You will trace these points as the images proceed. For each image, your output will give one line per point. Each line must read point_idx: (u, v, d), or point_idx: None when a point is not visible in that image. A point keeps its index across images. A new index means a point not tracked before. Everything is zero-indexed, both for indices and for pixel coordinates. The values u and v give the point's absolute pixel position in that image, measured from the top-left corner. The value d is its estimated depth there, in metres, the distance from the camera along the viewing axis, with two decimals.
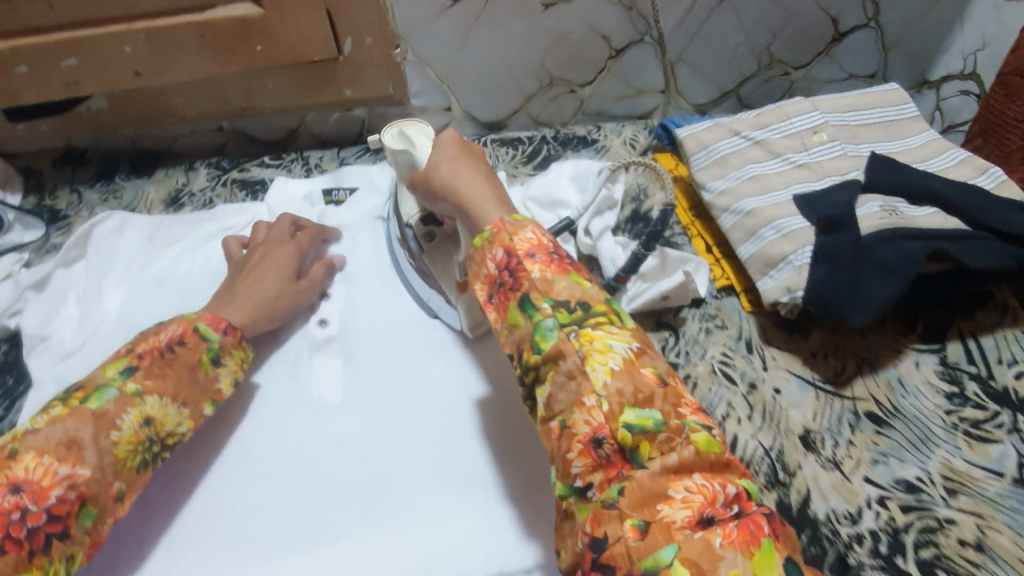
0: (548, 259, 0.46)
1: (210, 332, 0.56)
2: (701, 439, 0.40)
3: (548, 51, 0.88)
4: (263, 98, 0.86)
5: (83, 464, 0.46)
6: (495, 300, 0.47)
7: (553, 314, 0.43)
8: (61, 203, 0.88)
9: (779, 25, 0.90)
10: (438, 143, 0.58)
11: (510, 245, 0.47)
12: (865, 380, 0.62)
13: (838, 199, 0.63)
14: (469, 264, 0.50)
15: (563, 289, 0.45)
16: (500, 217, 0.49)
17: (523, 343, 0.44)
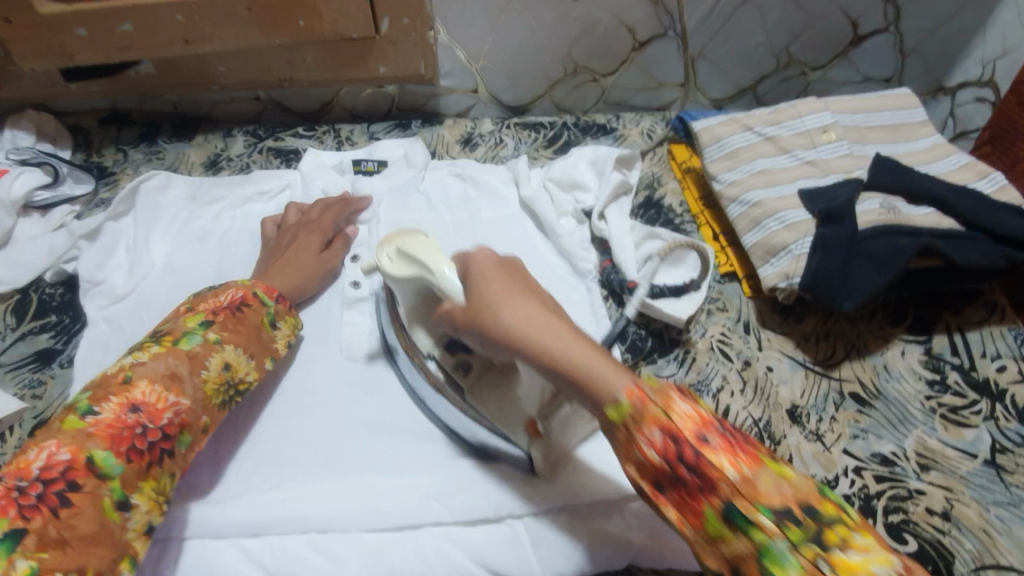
0: (728, 444, 0.39)
1: (266, 297, 0.62)
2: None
3: (576, 41, 0.92)
4: (302, 71, 0.91)
5: (183, 395, 0.52)
6: (685, 504, 0.39)
7: (782, 533, 0.35)
8: (108, 160, 0.93)
9: (800, 24, 0.92)
10: (479, 270, 0.50)
11: (669, 426, 0.39)
12: (853, 364, 0.67)
13: (839, 195, 0.67)
14: (617, 449, 0.43)
15: (771, 490, 0.37)
16: (635, 384, 0.41)
17: (745, 566, 0.36)
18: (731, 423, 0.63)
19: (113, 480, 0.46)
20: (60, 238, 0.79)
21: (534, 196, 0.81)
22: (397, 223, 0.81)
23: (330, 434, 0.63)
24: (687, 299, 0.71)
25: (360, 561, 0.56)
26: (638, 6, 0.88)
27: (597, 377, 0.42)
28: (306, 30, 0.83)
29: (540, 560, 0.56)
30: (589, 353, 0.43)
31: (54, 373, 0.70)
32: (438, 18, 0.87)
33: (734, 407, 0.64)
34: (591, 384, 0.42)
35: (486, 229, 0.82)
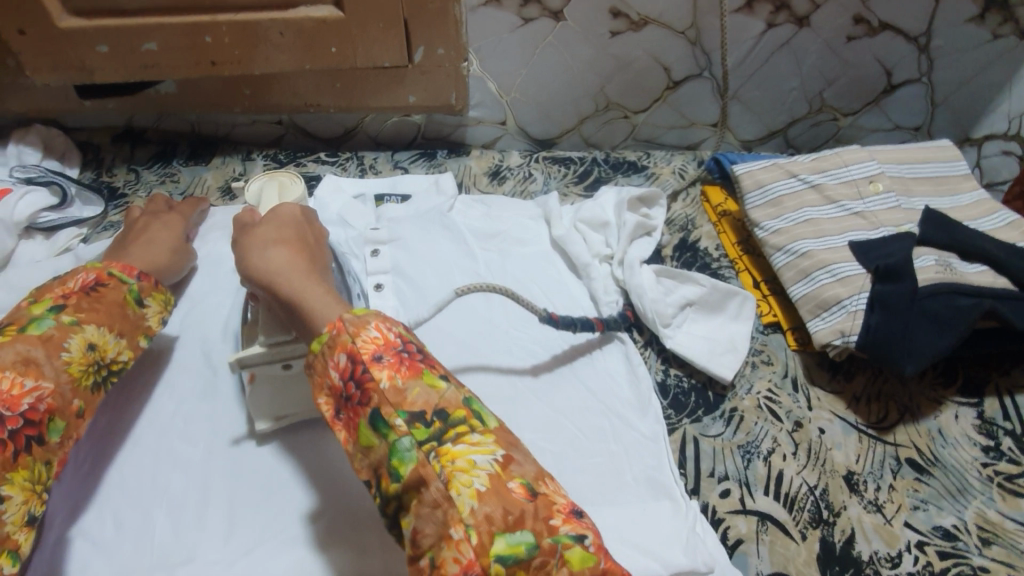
0: (397, 362, 0.43)
1: (125, 276, 0.57)
2: (574, 556, 0.37)
3: (609, 78, 0.90)
4: (329, 96, 0.88)
5: (44, 379, 0.48)
6: (344, 417, 0.44)
7: (408, 433, 0.40)
8: (120, 181, 0.88)
9: (835, 73, 0.92)
10: (278, 218, 0.57)
11: (352, 350, 0.43)
12: (907, 427, 0.64)
13: (893, 249, 0.66)
14: (311, 371, 0.46)
15: (416, 397, 0.42)
16: (341, 316, 0.46)
17: (381, 467, 0.41)
18: (785, 490, 0.58)
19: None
20: (63, 263, 0.74)
21: (566, 235, 0.78)
22: (425, 258, 0.77)
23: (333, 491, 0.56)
24: (730, 351, 0.68)
25: None
26: (674, 45, 0.87)
27: (319, 311, 0.47)
28: (338, 56, 0.80)
29: None
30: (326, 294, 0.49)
31: None
32: (472, 49, 0.85)
33: (787, 472, 0.60)
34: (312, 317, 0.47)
35: (518, 267, 0.78)
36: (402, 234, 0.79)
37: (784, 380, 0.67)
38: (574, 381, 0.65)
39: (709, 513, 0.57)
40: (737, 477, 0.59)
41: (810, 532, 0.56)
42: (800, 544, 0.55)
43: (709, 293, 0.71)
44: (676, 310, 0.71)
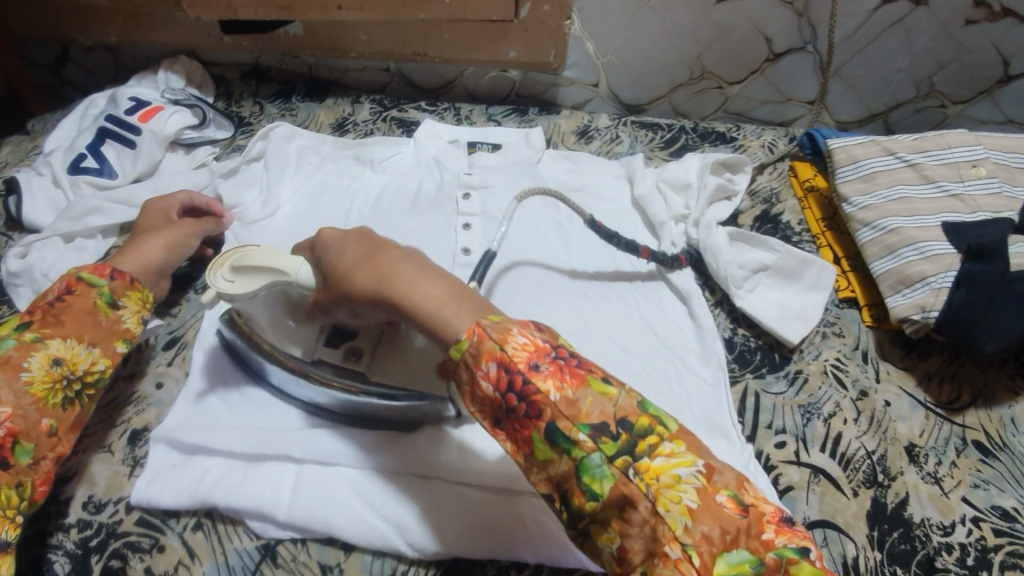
0: (558, 370, 0.41)
1: (96, 278, 0.61)
2: (803, 572, 0.34)
3: (708, 46, 0.91)
4: (436, 46, 0.94)
5: (3, 403, 0.52)
6: (511, 430, 0.42)
7: (598, 448, 0.39)
8: (246, 112, 0.98)
9: (948, 57, 0.88)
10: (331, 245, 0.56)
11: (504, 359, 0.41)
12: (978, 411, 0.64)
13: (988, 231, 0.65)
14: (459, 382, 0.45)
15: (592, 409, 0.40)
16: (476, 322, 0.44)
17: (571, 487, 0.40)
18: (842, 450, 0.60)
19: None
20: (199, 176, 0.85)
21: (646, 195, 0.81)
22: (512, 204, 0.81)
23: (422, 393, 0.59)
24: (801, 319, 0.69)
25: (459, 515, 0.53)
26: (780, 16, 0.86)
27: (442, 315, 0.45)
28: (450, 8, 0.88)
29: None
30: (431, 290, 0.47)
31: (190, 296, 0.72)
32: (575, 9, 0.88)
33: (846, 434, 0.61)
34: (438, 326, 0.45)
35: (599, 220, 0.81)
36: (492, 180, 0.84)
37: (855, 350, 0.68)
38: (643, 328, 0.69)
39: (763, 459, 0.60)
40: (795, 432, 0.61)
41: (863, 492, 0.58)
42: (852, 500, 0.57)
43: (786, 260, 0.72)
44: (750, 275, 0.72)
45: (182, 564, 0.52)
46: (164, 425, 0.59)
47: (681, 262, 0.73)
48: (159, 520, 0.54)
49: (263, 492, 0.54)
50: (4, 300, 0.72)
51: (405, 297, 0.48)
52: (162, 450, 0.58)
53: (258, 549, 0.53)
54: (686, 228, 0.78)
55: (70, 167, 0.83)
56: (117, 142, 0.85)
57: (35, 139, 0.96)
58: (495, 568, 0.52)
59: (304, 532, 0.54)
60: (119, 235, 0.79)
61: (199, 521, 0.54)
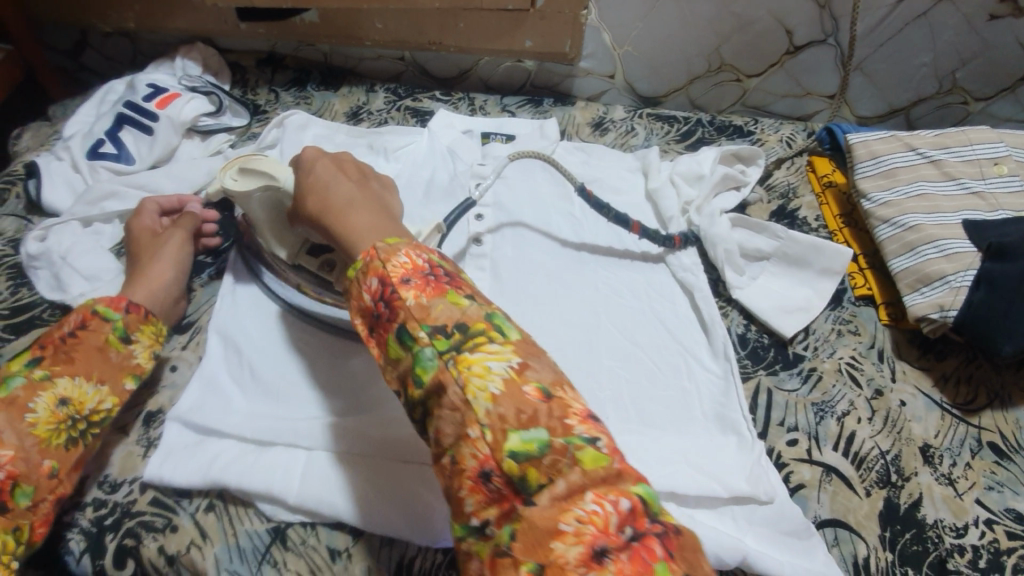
0: (423, 283, 0.45)
1: (110, 312, 0.59)
2: (588, 456, 0.37)
3: (727, 37, 0.90)
4: (452, 35, 0.94)
5: (6, 445, 0.50)
6: (375, 334, 0.46)
7: (429, 343, 0.43)
8: (262, 99, 0.98)
9: (976, 52, 0.86)
10: (304, 163, 0.60)
11: (383, 274, 0.46)
12: (995, 413, 0.63)
13: (1011, 231, 0.63)
14: (349, 295, 0.49)
15: (439, 313, 0.44)
16: (375, 244, 0.49)
17: (407, 378, 0.43)
18: (855, 449, 0.59)
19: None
20: (215, 163, 0.85)
21: (660, 188, 0.80)
22: (527, 195, 0.80)
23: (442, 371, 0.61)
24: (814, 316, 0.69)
25: None
26: (802, 7, 0.84)
27: (363, 235, 0.51)
28: None
29: None
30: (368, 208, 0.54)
31: (204, 282, 0.73)
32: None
33: (859, 433, 0.60)
34: (356, 242, 0.51)
35: None
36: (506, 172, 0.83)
37: (872, 349, 0.67)
38: (655, 322, 0.69)
39: (774, 456, 0.59)
40: (807, 429, 0.61)
41: (875, 491, 0.57)
42: (864, 499, 0.56)
43: (790, 246, 0.72)
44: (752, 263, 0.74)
45: (194, 544, 0.53)
46: (179, 407, 0.60)
47: (675, 243, 0.74)
48: (172, 500, 0.55)
49: (275, 476, 0.55)
50: (22, 283, 0.73)
51: (341, 220, 0.53)
52: (176, 430, 0.59)
53: (269, 532, 0.54)
54: (690, 216, 0.76)
55: (89, 152, 0.84)
56: (135, 129, 0.86)
57: (55, 124, 0.97)
58: None
59: (314, 516, 0.54)
60: None
61: (211, 502, 0.55)
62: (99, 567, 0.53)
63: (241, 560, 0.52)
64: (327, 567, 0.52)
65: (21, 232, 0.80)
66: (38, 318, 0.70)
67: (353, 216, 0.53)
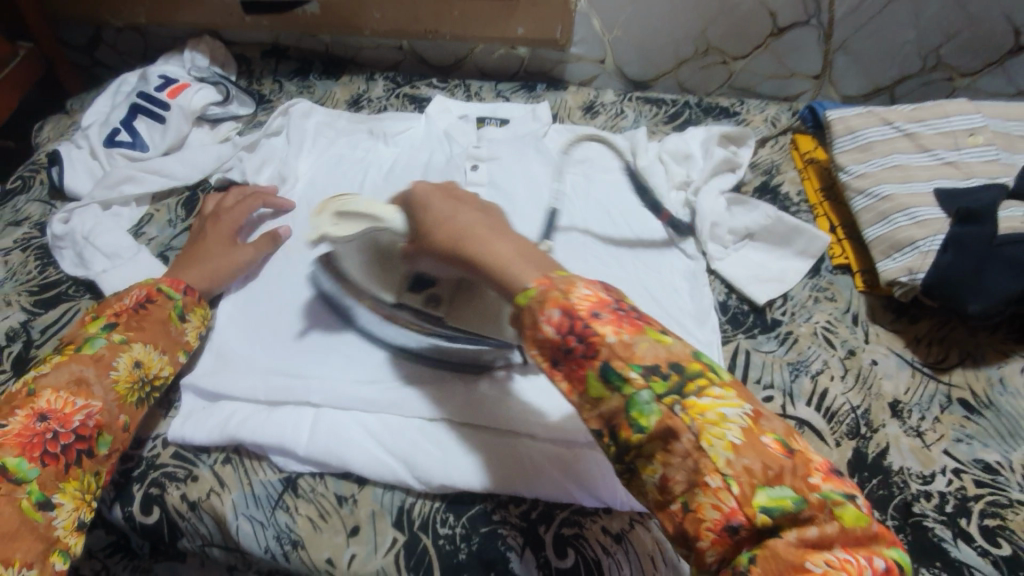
0: (616, 317, 0.43)
1: (172, 291, 0.65)
2: (846, 514, 0.37)
3: (713, 21, 0.93)
4: (447, 24, 0.97)
5: (94, 397, 0.57)
6: (564, 368, 0.44)
7: (648, 386, 0.41)
8: (267, 89, 1.03)
9: (956, 28, 0.88)
10: (421, 200, 0.58)
11: (567, 305, 0.43)
12: (966, 371, 0.66)
13: (981, 197, 0.66)
14: (518, 326, 0.46)
15: (645, 351, 0.42)
16: (545, 275, 0.46)
17: (619, 420, 0.41)
18: (828, 405, 0.63)
19: (31, 481, 0.51)
20: (224, 150, 0.90)
21: (649, 166, 0.83)
22: (518, 173, 0.83)
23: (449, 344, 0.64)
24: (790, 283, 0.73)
25: (464, 454, 0.58)
26: None
27: (515, 269, 0.47)
28: None
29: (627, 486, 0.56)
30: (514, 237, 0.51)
31: None
32: None
33: (832, 390, 0.64)
34: (511, 276, 0.47)
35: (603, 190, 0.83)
36: (500, 154, 0.85)
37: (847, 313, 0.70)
38: (639, 289, 0.71)
39: None
40: (782, 387, 0.64)
41: (845, 442, 0.61)
42: (833, 449, 0.60)
43: (775, 224, 0.76)
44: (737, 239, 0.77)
45: (213, 491, 0.58)
46: (192, 372, 0.65)
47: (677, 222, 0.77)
48: (192, 455, 0.61)
49: (284, 431, 0.60)
50: (49, 262, 0.78)
51: (485, 254, 0.49)
52: (192, 396, 0.64)
53: (281, 481, 0.59)
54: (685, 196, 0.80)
55: (106, 140, 0.89)
56: (149, 118, 0.91)
57: (73, 116, 1.02)
58: (495, 502, 0.57)
59: (323, 467, 0.59)
60: (151, 203, 0.85)
61: (228, 456, 0.60)
62: (128, 513, 0.59)
63: (257, 506, 0.58)
64: (335, 512, 0.57)
65: (45, 216, 0.85)
66: (65, 294, 0.75)
67: (500, 246, 0.50)
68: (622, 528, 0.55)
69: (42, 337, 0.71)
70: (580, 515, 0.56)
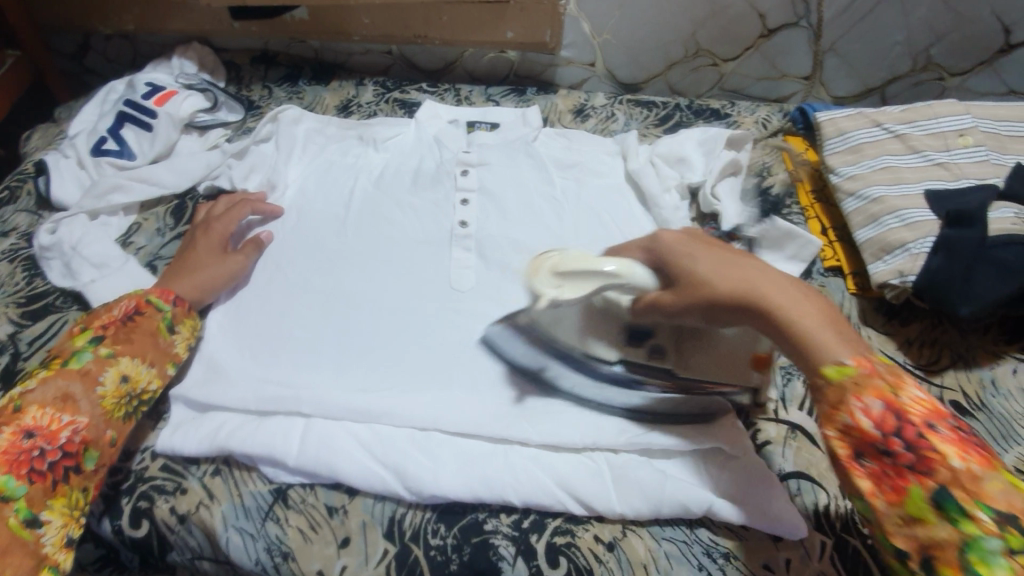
0: (959, 439, 0.40)
1: (161, 303, 0.64)
2: None
3: (703, 23, 0.92)
4: (437, 28, 0.97)
5: (80, 413, 0.56)
6: (871, 469, 0.41)
7: (999, 533, 0.36)
8: (256, 95, 1.02)
9: (945, 28, 0.88)
10: (669, 250, 0.49)
11: (895, 402, 0.41)
12: (958, 373, 0.66)
13: (970, 199, 0.66)
14: (820, 414, 0.44)
15: (998, 492, 0.37)
16: (863, 359, 0.43)
17: (943, 554, 0.37)
18: None
19: (18, 500, 0.50)
20: (212, 157, 0.89)
21: (641, 169, 0.82)
22: (509, 179, 0.83)
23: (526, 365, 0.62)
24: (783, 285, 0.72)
25: (457, 463, 0.58)
26: None
27: (825, 337, 0.43)
28: None
29: (620, 496, 0.56)
30: (777, 278, 0.46)
31: None
32: None
33: None
34: (810, 343, 0.43)
35: (595, 194, 0.82)
36: (490, 158, 0.85)
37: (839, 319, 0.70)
38: None
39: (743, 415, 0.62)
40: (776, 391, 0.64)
41: None
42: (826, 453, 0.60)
43: (768, 229, 0.74)
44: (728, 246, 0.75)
45: (203, 504, 0.58)
46: (183, 383, 0.64)
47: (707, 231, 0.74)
48: (181, 467, 0.60)
49: (275, 441, 0.59)
50: (37, 273, 0.78)
51: (777, 314, 0.45)
52: (182, 407, 0.63)
53: (271, 492, 0.58)
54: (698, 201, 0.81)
55: (94, 149, 0.88)
56: (137, 126, 0.90)
57: (60, 124, 1.01)
58: (487, 511, 0.57)
59: (313, 477, 0.58)
60: (139, 212, 0.85)
61: (217, 467, 0.60)
62: (117, 527, 0.58)
63: (246, 518, 0.57)
64: (325, 523, 0.57)
65: (33, 226, 0.84)
66: (51, 306, 0.74)
67: (778, 295, 0.45)
68: (614, 536, 0.56)
69: (30, 349, 0.70)
70: (572, 523, 0.56)
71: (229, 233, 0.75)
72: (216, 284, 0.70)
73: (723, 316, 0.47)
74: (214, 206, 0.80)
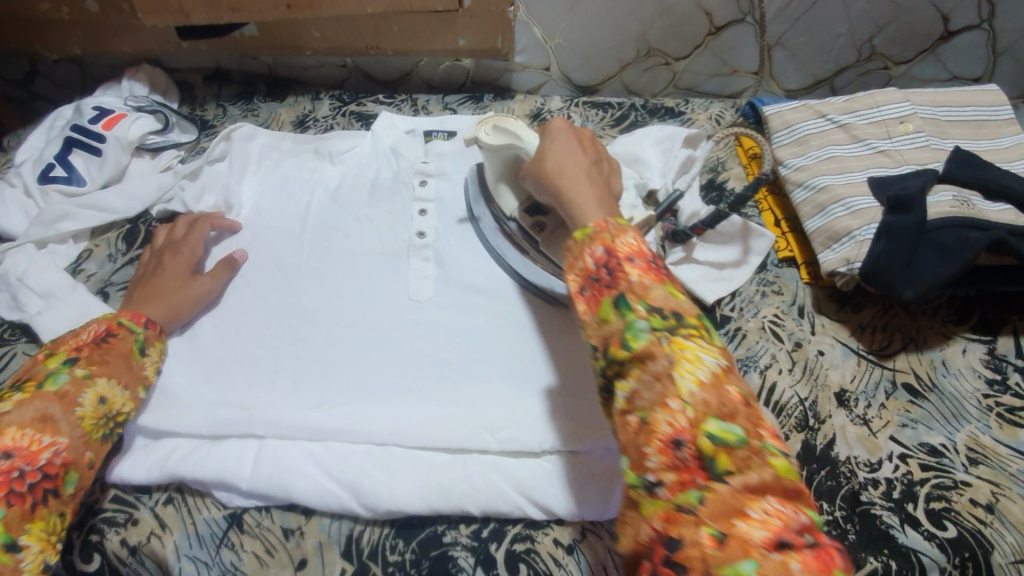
0: (648, 267, 0.46)
1: (134, 325, 0.63)
2: (782, 465, 0.37)
3: (651, 23, 0.93)
4: (388, 39, 0.97)
5: (60, 434, 0.53)
6: (587, 293, 0.47)
7: (646, 317, 0.43)
8: (210, 114, 1.01)
9: (886, 18, 0.90)
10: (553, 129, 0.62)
11: (613, 245, 0.47)
12: (909, 356, 0.67)
13: (910, 184, 0.67)
14: (565, 257, 0.51)
15: (659, 296, 0.44)
16: (604, 219, 0.50)
17: (613, 339, 0.44)
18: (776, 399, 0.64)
19: None
20: (164, 179, 0.86)
21: None
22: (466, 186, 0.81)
23: (473, 202, 0.76)
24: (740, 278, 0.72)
25: (414, 475, 0.57)
26: None
27: (585, 206, 0.52)
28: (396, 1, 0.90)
29: (578, 497, 0.56)
30: (587, 170, 0.56)
31: None
32: None
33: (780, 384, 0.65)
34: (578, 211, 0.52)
35: None
36: (446, 168, 0.85)
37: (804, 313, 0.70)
38: None
39: None
40: None
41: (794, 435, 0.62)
42: None
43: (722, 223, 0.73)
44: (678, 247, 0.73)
45: (155, 534, 0.57)
46: (148, 410, 0.63)
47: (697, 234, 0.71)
48: (133, 497, 0.59)
49: (227, 465, 0.58)
50: None
51: (564, 188, 0.55)
52: (136, 439, 0.62)
53: (226, 518, 0.58)
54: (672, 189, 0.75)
55: (41, 176, 0.86)
56: (85, 151, 0.88)
57: (9, 153, 1.00)
58: (446, 523, 0.57)
59: (268, 500, 0.58)
60: (90, 239, 0.84)
61: (170, 496, 0.59)
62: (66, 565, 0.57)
63: (200, 546, 0.56)
64: (281, 545, 0.56)
65: None
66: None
67: (575, 174, 0.55)
68: (574, 538, 0.56)
69: None
70: (531, 529, 0.56)
71: (196, 258, 0.74)
72: (187, 306, 0.69)
73: (542, 187, 0.58)
74: (177, 224, 0.78)
